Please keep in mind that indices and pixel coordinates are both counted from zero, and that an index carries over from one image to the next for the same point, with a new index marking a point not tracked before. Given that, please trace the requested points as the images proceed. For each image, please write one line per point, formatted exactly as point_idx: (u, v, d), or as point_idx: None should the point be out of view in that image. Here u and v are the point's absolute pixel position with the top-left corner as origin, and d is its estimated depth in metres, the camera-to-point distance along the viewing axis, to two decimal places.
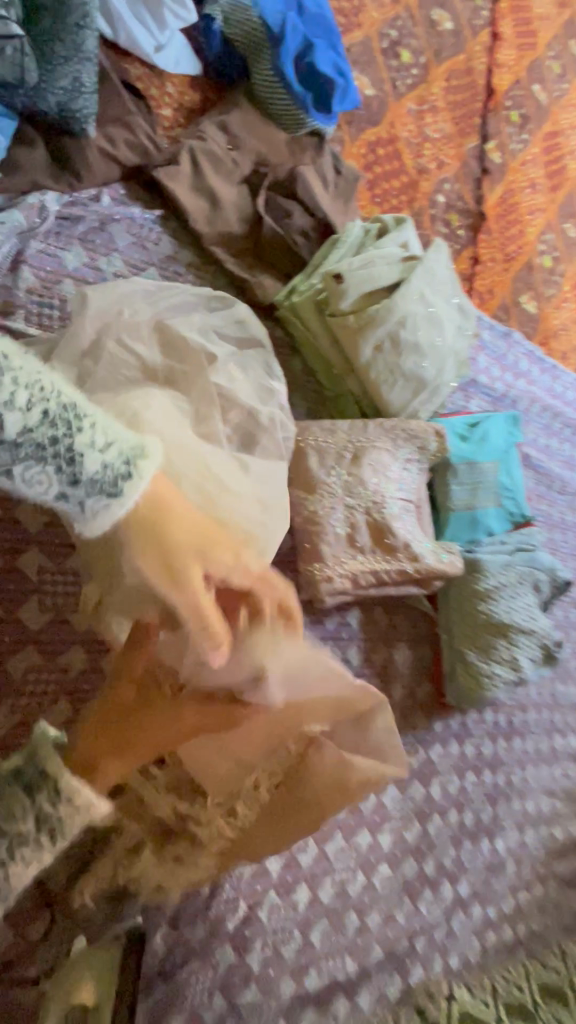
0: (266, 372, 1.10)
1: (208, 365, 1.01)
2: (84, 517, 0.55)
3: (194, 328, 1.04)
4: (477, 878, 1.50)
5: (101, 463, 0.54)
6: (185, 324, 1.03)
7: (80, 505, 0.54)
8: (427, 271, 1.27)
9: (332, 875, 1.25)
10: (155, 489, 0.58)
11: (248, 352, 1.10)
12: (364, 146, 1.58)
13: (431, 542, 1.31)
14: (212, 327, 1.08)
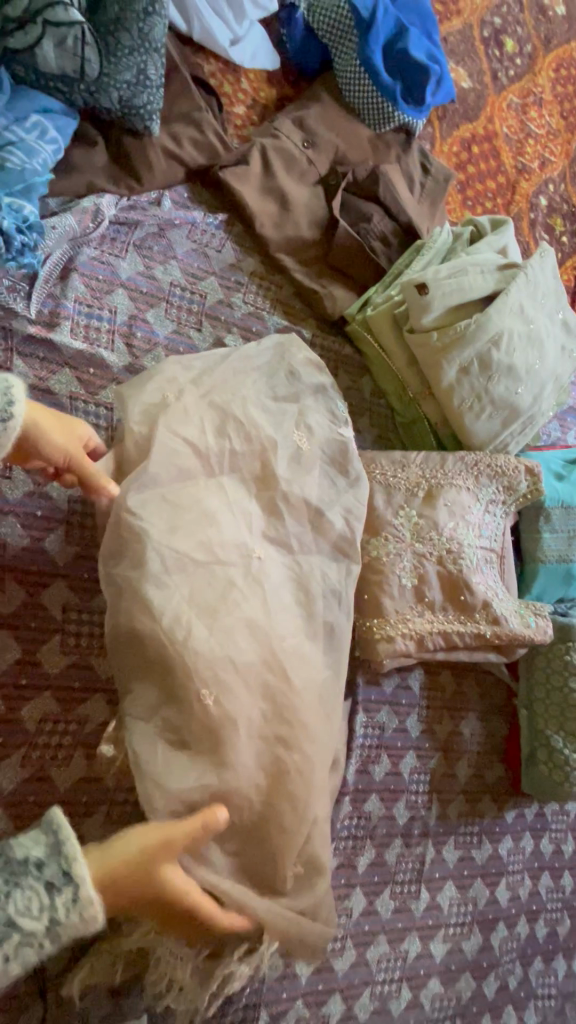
0: (331, 421, 0.98)
1: (265, 430, 0.90)
2: None
3: (247, 391, 0.92)
4: (548, 1007, 1.26)
5: None
6: (238, 385, 0.92)
7: None
8: (530, 282, 1.08)
9: (371, 988, 1.06)
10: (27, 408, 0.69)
11: (311, 396, 0.97)
12: (457, 143, 1.41)
13: (515, 602, 1.11)
14: (265, 389, 0.94)
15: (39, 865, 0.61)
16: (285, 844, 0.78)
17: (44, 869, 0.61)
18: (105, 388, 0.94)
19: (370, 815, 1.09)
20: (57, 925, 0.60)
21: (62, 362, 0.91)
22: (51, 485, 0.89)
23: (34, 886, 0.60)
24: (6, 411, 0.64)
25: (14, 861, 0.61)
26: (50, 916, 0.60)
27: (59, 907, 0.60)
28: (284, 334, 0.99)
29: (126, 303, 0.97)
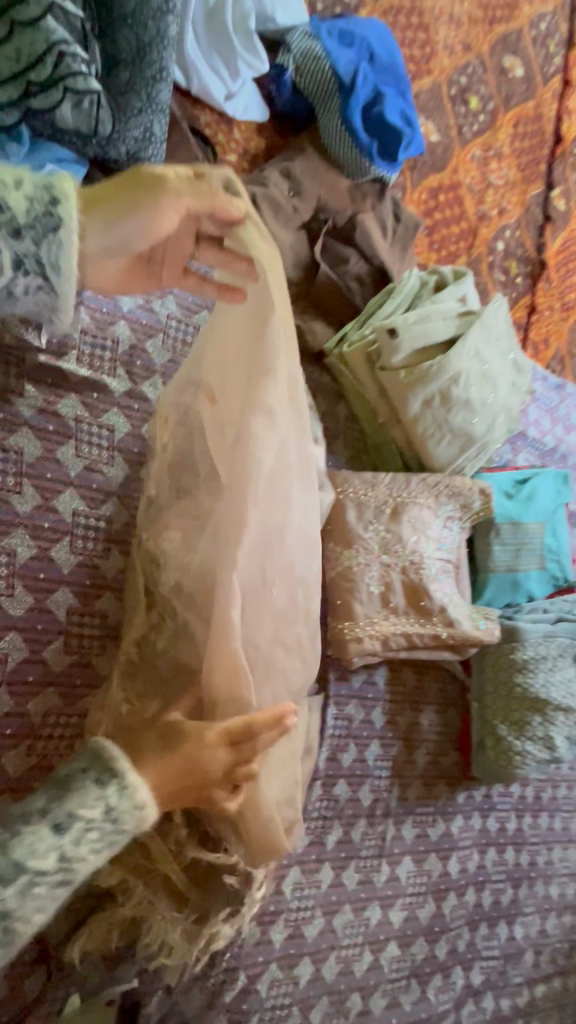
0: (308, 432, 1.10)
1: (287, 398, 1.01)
2: (59, 272, 0.66)
3: None
4: (492, 966, 1.42)
5: (27, 202, 0.63)
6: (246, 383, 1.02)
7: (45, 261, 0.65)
8: (485, 328, 1.23)
9: (337, 951, 1.18)
10: (91, 206, 0.69)
11: None
12: (425, 191, 1.56)
13: (467, 606, 1.26)
14: None
15: (83, 773, 0.68)
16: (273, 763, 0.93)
17: (89, 772, 0.68)
18: (106, 411, 1.04)
19: (338, 797, 1.22)
20: (122, 813, 0.68)
21: (69, 386, 1.00)
22: (57, 500, 0.98)
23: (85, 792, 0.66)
24: (53, 211, 0.65)
25: (63, 778, 0.69)
26: (100, 809, 0.66)
27: (111, 793, 0.67)
28: None
29: (127, 334, 1.07)
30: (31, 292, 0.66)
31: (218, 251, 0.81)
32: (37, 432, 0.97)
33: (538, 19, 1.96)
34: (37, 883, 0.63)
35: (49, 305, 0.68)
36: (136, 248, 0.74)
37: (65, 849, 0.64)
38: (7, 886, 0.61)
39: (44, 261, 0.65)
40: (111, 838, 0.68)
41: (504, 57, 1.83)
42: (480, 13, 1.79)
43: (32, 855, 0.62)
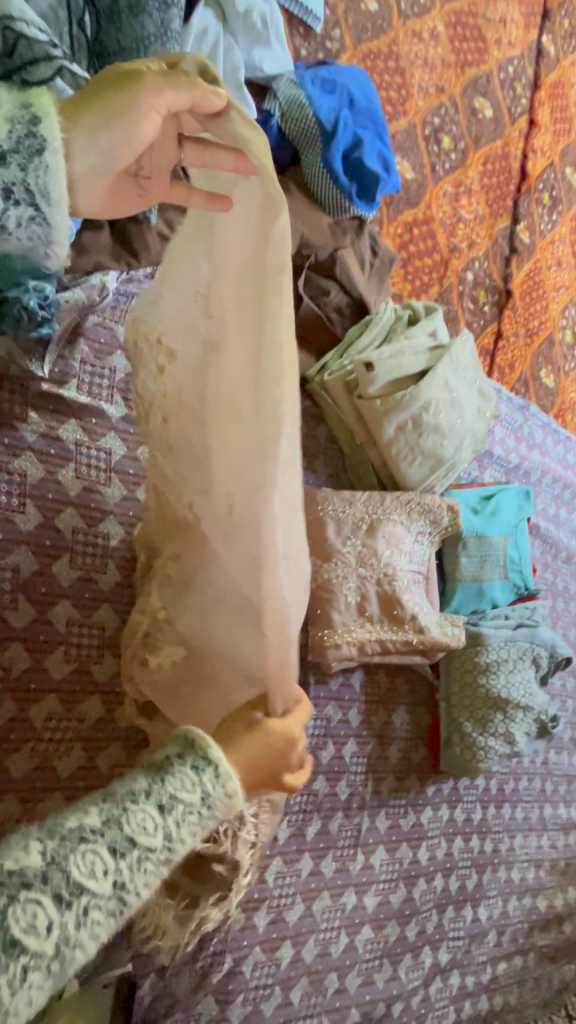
0: None
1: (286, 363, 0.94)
2: (51, 203, 0.51)
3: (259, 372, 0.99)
4: (458, 946, 1.53)
5: (5, 117, 0.48)
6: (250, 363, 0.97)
7: (34, 192, 0.51)
8: (453, 361, 1.34)
9: (315, 935, 1.27)
10: (72, 117, 0.52)
11: None
12: (400, 226, 1.68)
13: (436, 615, 1.37)
14: None
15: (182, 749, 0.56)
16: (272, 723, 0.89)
17: (186, 754, 0.56)
18: (104, 435, 1.11)
19: (317, 792, 1.31)
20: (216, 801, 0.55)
21: (69, 413, 1.08)
22: (58, 519, 1.05)
23: (176, 776, 0.54)
24: (33, 126, 0.50)
25: (155, 761, 0.56)
26: (206, 788, 0.55)
27: (208, 779, 0.55)
28: None
29: (123, 364, 1.14)
30: (23, 227, 0.51)
31: (202, 152, 0.62)
32: (40, 456, 1.04)
33: (507, 62, 2.10)
34: (145, 866, 0.50)
35: (44, 242, 0.53)
36: (122, 162, 0.56)
37: (172, 827, 0.52)
38: (120, 858, 0.48)
39: (33, 187, 0.50)
40: (209, 821, 0.55)
41: (474, 99, 1.96)
42: (453, 57, 1.91)
43: (141, 832, 0.49)
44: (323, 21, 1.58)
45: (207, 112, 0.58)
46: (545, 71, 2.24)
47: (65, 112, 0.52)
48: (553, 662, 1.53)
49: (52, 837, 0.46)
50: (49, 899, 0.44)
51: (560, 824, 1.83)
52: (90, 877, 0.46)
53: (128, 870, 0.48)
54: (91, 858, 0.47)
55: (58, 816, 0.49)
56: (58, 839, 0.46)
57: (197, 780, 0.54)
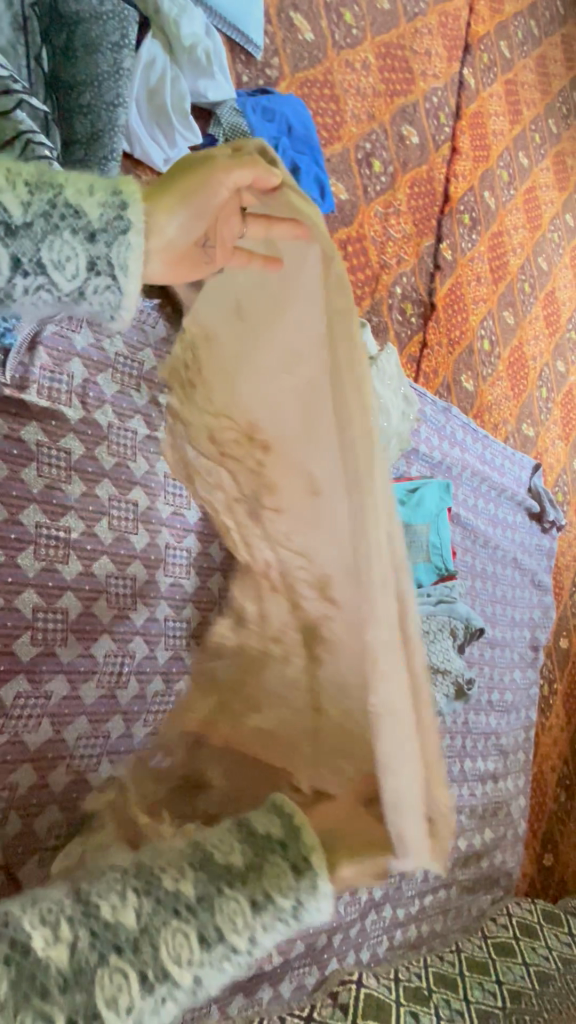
0: None
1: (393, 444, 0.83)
2: (125, 274, 0.64)
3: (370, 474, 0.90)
4: (390, 883, 1.76)
5: (97, 208, 0.61)
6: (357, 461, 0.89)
7: (113, 268, 0.63)
8: (379, 371, 1.53)
9: None
10: (151, 207, 0.66)
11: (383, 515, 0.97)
12: (335, 244, 1.84)
13: None
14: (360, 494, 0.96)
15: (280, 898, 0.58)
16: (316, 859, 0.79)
17: (288, 850, 0.59)
18: (64, 435, 1.20)
19: None
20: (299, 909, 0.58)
21: (31, 415, 1.16)
22: (22, 513, 1.13)
23: (276, 877, 0.58)
24: (119, 213, 0.63)
25: (257, 834, 0.60)
26: (298, 899, 0.58)
27: (304, 892, 0.58)
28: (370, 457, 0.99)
29: (80, 371, 1.24)
30: (98, 294, 0.64)
31: (266, 222, 0.71)
32: (4, 455, 1.12)
33: (432, 93, 2.31)
34: (227, 959, 0.56)
35: (112, 306, 0.65)
36: (188, 235, 0.70)
37: (257, 930, 0.57)
38: (204, 950, 0.54)
39: (113, 263, 0.63)
40: (294, 926, 0.60)
41: (402, 126, 2.15)
42: (382, 86, 2.09)
43: (230, 927, 0.55)
44: (263, 50, 1.71)
45: (264, 186, 0.68)
46: (466, 102, 2.46)
47: (147, 200, 0.66)
48: (469, 632, 1.76)
49: (148, 899, 0.54)
50: (135, 973, 0.51)
51: (478, 774, 2.10)
52: (175, 963, 0.53)
53: (209, 963, 0.54)
54: (180, 940, 0.53)
55: (158, 869, 0.56)
56: (153, 902, 0.54)
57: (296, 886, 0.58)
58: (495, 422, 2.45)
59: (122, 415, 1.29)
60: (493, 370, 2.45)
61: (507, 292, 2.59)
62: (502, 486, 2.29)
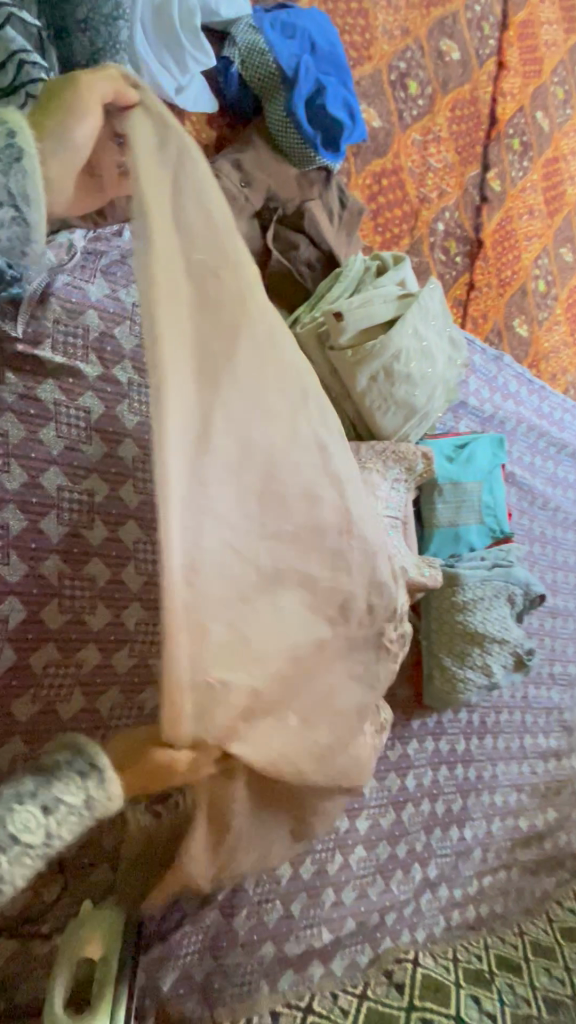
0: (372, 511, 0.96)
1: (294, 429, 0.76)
2: (30, 205, 0.56)
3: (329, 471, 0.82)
4: (446, 862, 1.66)
5: None
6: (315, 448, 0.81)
7: (14, 198, 0.55)
8: (422, 308, 1.37)
9: (312, 854, 1.38)
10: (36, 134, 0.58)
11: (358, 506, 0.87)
12: (369, 177, 1.67)
13: (414, 558, 1.44)
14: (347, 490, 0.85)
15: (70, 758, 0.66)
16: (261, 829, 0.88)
17: (74, 763, 0.66)
18: (83, 394, 1.14)
19: None
20: (104, 801, 0.67)
21: (46, 373, 1.10)
22: (43, 476, 1.08)
23: (86, 779, 0.66)
24: (11, 142, 0.55)
25: (49, 765, 0.67)
26: (88, 791, 0.66)
27: (93, 786, 0.66)
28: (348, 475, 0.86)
29: (96, 323, 1.17)
30: (5, 228, 0.56)
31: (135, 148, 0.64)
32: (20, 415, 1.06)
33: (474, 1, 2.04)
34: (23, 853, 0.62)
35: (22, 242, 0.57)
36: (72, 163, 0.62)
37: (53, 824, 0.64)
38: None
39: (15, 192, 0.55)
40: (93, 816, 0.67)
41: (441, 40, 1.92)
42: None
43: (25, 829, 0.62)
44: None
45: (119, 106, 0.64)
46: (513, 8, 2.18)
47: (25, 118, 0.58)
48: (528, 599, 1.61)
49: None
50: None
51: (540, 751, 1.96)
52: None
53: (8, 861, 0.60)
54: None
55: None
56: None
57: (96, 792, 0.66)
58: (553, 372, 2.22)
59: (143, 371, 1.22)
60: (549, 314, 2.21)
61: (564, 225, 2.32)
62: (562, 441, 2.08)
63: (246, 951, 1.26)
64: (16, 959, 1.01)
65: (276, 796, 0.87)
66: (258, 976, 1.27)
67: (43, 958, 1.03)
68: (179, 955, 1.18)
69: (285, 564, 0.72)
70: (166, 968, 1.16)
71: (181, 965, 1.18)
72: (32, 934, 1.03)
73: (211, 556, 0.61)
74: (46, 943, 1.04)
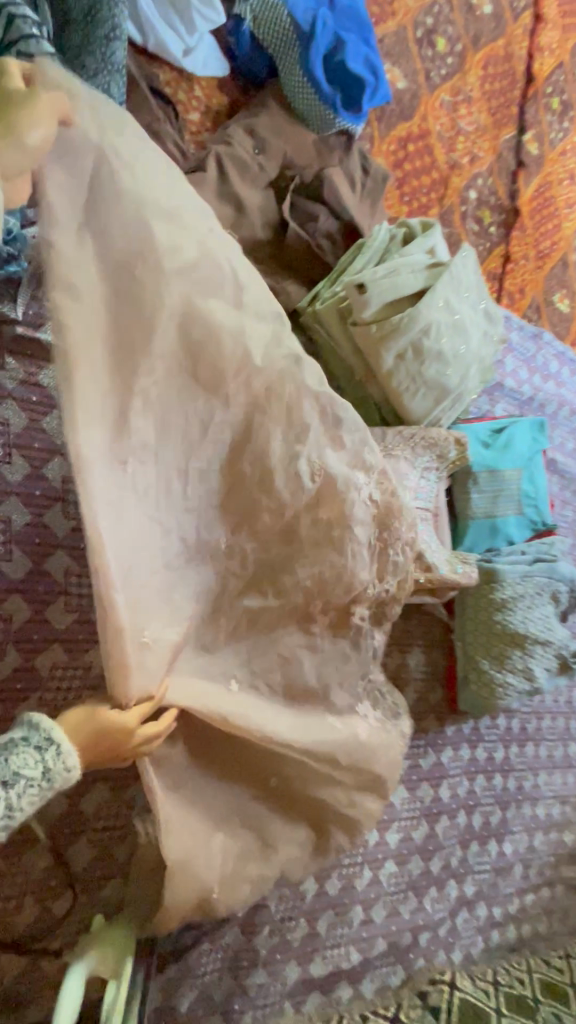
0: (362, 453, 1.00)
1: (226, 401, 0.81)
2: None
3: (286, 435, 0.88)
4: (484, 879, 1.55)
5: None
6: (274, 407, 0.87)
7: None
8: (454, 278, 1.25)
9: (339, 870, 1.29)
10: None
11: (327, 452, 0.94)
12: (394, 142, 1.55)
13: (446, 553, 1.33)
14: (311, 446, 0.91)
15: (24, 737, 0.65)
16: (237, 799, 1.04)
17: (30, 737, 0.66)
18: None
19: None
20: (66, 771, 0.66)
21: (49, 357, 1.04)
22: (47, 467, 1.02)
23: (44, 751, 0.65)
24: None
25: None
26: (45, 765, 0.65)
27: (50, 756, 0.65)
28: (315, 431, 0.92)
29: None
30: None
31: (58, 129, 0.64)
32: (22, 403, 1.01)
33: None
34: None
35: None
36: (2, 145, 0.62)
37: (13, 798, 0.62)
38: None
39: None
40: (51, 789, 0.66)
41: None
42: None
43: None
44: None
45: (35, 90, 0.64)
46: None
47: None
48: (573, 597, 1.47)
49: None
50: None
51: None
52: None
53: None
54: None
55: None
56: None
57: (54, 762, 0.65)
58: None
59: None
60: None
61: None
62: None
63: (269, 972, 1.18)
64: (26, 977, 0.96)
65: (244, 765, 1.04)
66: (281, 998, 1.19)
67: (51, 976, 0.98)
68: (197, 974, 1.12)
69: (203, 527, 0.83)
70: (183, 988, 1.10)
71: (200, 985, 1.11)
72: (43, 951, 0.97)
73: (132, 525, 0.71)
74: (56, 961, 0.98)
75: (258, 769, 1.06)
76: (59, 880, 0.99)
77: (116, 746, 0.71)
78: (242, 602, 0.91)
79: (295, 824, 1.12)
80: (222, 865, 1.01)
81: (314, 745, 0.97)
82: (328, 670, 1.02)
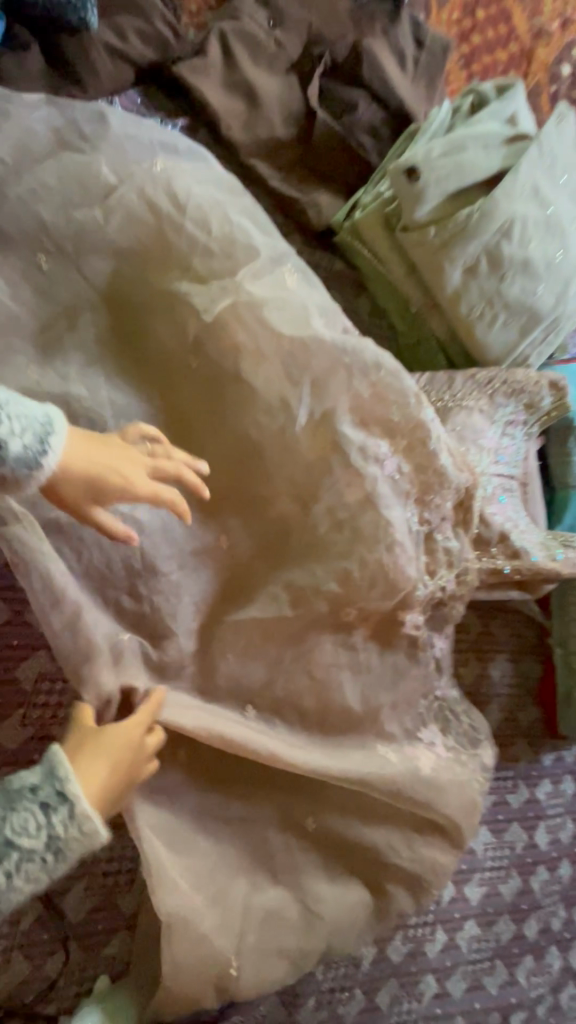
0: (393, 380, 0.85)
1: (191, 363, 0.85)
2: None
3: (272, 384, 0.84)
4: None
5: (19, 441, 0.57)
6: (255, 352, 0.83)
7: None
8: (544, 155, 0.92)
9: (404, 931, 1.04)
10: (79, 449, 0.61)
11: (335, 393, 0.84)
12: (457, 10, 1.21)
13: (540, 535, 1.01)
14: (298, 395, 0.83)
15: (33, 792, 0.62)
16: (276, 838, 0.88)
17: (39, 792, 0.63)
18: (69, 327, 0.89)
19: None
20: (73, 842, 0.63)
21: None
22: None
23: (55, 814, 0.62)
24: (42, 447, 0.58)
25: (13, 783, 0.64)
26: (52, 830, 0.62)
27: (57, 823, 0.62)
28: (307, 375, 0.83)
29: None
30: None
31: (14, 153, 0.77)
32: None
33: None
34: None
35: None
36: None
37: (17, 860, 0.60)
38: None
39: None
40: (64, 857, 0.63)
41: None
42: None
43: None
44: None
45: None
46: None
47: None
48: None
49: None
50: None
51: None
52: None
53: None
54: None
55: None
56: None
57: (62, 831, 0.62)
58: None
59: None
60: None
61: None
62: None
63: None
64: None
65: (280, 803, 0.88)
66: None
67: None
68: None
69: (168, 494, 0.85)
70: None
71: None
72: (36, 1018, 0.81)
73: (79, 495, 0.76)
74: None
75: (294, 811, 0.88)
76: (53, 931, 0.83)
77: (129, 770, 0.68)
78: (249, 608, 0.86)
79: (351, 889, 0.90)
80: (242, 931, 0.81)
81: (357, 779, 0.84)
82: (376, 693, 0.91)
